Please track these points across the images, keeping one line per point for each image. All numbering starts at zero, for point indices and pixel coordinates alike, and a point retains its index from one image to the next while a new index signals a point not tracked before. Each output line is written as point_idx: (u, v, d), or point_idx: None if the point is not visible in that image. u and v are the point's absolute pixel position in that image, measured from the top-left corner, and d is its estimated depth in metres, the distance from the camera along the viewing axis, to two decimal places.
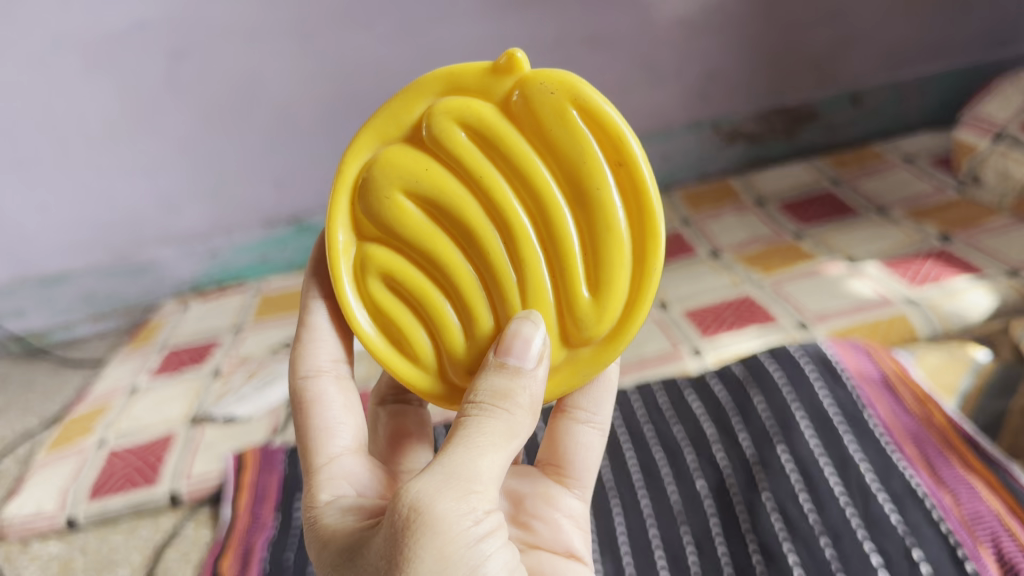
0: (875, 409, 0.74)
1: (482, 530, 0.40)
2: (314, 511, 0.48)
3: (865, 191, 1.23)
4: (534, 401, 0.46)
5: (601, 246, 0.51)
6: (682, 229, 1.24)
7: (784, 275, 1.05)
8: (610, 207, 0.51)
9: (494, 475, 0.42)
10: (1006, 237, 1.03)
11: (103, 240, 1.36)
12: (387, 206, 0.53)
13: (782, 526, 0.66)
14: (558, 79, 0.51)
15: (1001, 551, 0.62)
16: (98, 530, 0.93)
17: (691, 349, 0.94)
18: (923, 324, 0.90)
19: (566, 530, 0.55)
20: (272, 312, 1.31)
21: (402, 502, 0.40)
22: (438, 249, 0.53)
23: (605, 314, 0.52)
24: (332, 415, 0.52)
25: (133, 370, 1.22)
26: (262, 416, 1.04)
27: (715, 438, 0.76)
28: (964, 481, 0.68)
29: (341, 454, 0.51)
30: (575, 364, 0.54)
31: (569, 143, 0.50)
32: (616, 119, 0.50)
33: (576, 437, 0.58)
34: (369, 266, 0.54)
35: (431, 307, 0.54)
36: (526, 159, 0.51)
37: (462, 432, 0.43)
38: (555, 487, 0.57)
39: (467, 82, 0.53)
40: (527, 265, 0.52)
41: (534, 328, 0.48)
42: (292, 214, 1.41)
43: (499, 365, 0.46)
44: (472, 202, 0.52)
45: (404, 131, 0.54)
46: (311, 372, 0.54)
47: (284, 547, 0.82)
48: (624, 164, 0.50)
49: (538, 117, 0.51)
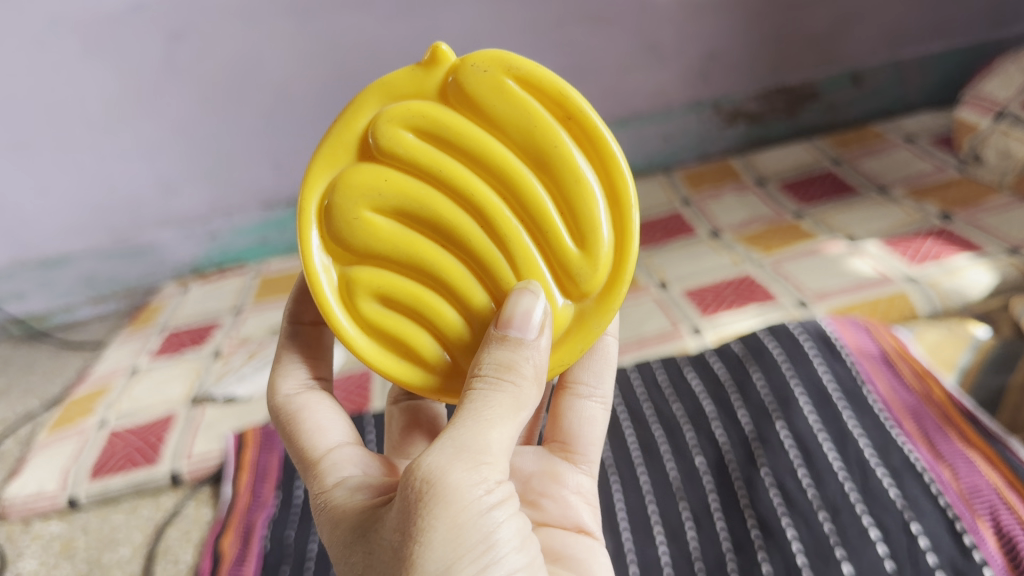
0: (875, 385, 0.74)
1: (493, 500, 0.40)
2: (324, 494, 0.47)
3: (866, 170, 1.23)
4: (539, 370, 0.46)
5: (575, 199, 0.52)
6: (683, 209, 1.24)
7: (785, 254, 1.05)
8: (572, 161, 0.51)
9: (504, 447, 0.42)
10: (1005, 215, 1.03)
11: (103, 222, 1.37)
12: (357, 225, 0.52)
13: (781, 502, 0.66)
14: (487, 58, 0.52)
15: (999, 524, 0.62)
16: (99, 510, 0.93)
17: (692, 328, 0.94)
18: (923, 302, 0.90)
19: (575, 505, 0.55)
20: (273, 292, 1.31)
21: (414, 476, 0.40)
22: (418, 250, 0.53)
23: (598, 262, 0.52)
24: (322, 416, 0.53)
25: (133, 351, 1.22)
26: (262, 396, 1.04)
27: (714, 417, 0.76)
28: (963, 454, 0.68)
29: (339, 445, 0.51)
30: (585, 318, 0.53)
31: (515, 113, 0.51)
32: (552, 77, 0.51)
33: (579, 411, 0.58)
34: (357, 288, 0.53)
35: (428, 307, 0.53)
36: (482, 143, 0.51)
37: (469, 405, 0.43)
38: (562, 464, 0.57)
39: (400, 89, 0.53)
40: (511, 241, 0.52)
41: (534, 299, 0.47)
42: (292, 195, 1.41)
43: (501, 337, 0.46)
44: (439, 198, 0.52)
45: (354, 152, 0.54)
46: (291, 392, 0.55)
47: (285, 524, 0.83)
48: (573, 116, 0.52)
49: (476, 96, 0.52)
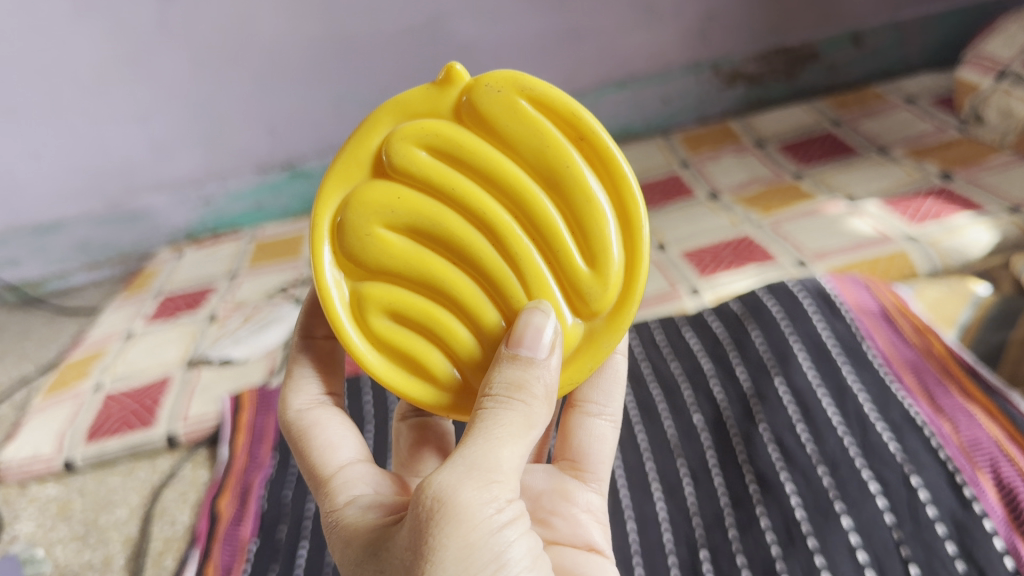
0: (875, 341, 0.73)
1: (505, 518, 0.39)
2: (334, 513, 0.45)
3: (866, 131, 1.22)
4: (550, 390, 0.44)
5: (585, 218, 0.51)
6: (681, 171, 1.23)
7: (784, 214, 1.04)
8: (584, 180, 0.50)
9: (515, 465, 0.41)
10: (1006, 174, 1.02)
11: (97, 188, 1.36)
12: (370, 241, 0.51)
13: (779, 457, 0.66)
14: (500, 78, 0.51)
15: (999, 476, 0.60)
16: (95, 472, 0.93)
17: (689, 289, 0.94)
18: (923, 261, 0.89)
19: (585, 523, 0.52)
20: (267, 258, 1.30)
21: (425, 495, 0.38)
22: (430, 267, 0.51)
23: (608, 281, 0.51)
24: (333, 432, 0.51)
25: (129, 316, 1.21)
26: (259, 358, 1.04)
27: (712, 374, 0.76)
28: (964, 408, 0.66)
29: (351, 462, 0.49)
30: (594, 336, 0.52)
31: (528, 133, 0.51)
32: (565, 98, 0.51)
33: (589, 429, 0.56)
34: (368, 304, 0.52)
35: (438, 325, 0.52)
36: (495, 161, 0.51)
37: (480, 424, 0.41)
38: (572, 482, 0.55)
39: (414, 107, 0.53)
40: (522, 260, 0.51)
41: (545, 317, 0.47)
42: (285, 159, 1.39)
43: (511, 356, 0.45)
44: (451, 216, 0.51)
45: (368, 170, 0.53)
46: (303, 407, 0.53)
47: (283, 484, 0.83)
48: (585, 137, 0.51)
49: (489, 116, 0.51)
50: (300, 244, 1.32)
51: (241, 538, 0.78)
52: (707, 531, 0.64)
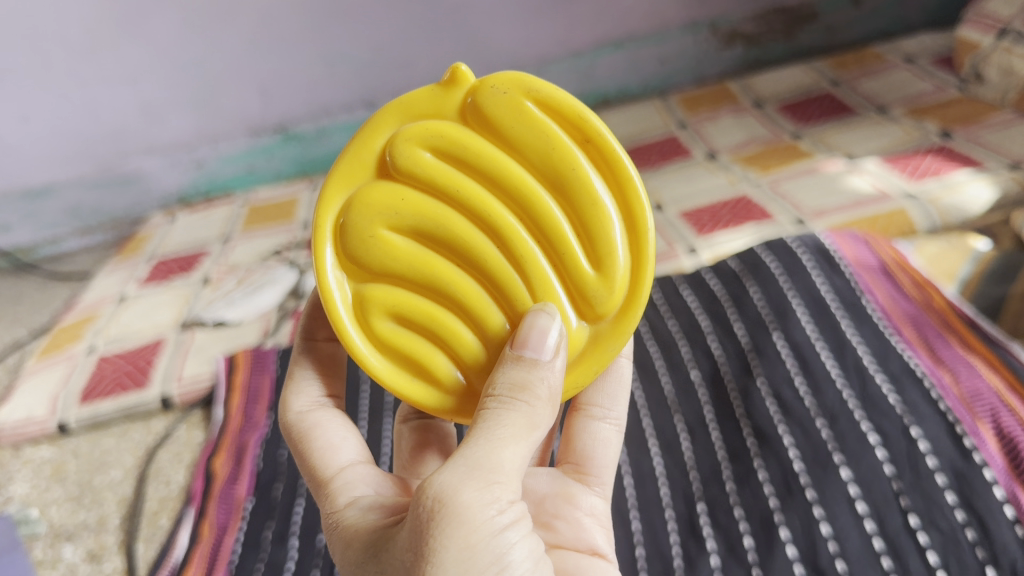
0: (873, 295, 0.72)
1: (507, 519, 0.38)
2: (334, 515, 0.44)
3: (865, 91, 1.20)
4: (555, 392, 0.43)
5: (591, 221, 0.50)
6: (679, 132, 1.22)
7: (783, 174, 1.03)
8: (590, 183, 0.50)
9: (518, 466, 0.40)
10: (1007, 132, 1.01)
11: (88, 152, 1.34)
12: (373, 244, 0.50)
13: (777, 410, 0.65)
14: (506, 80, 0.50)
15: (1000, 426, 0.60)
16: (90, 434, 0.93)
17: (687, 248, 0.93)
18: (922, 218, 0.88)
19: (589, 527, 0.51)
20: (260, 221, 1.29)
21: (426, 495, 0.37)
22: (435, 270, 0.50)
23: (615, 284, 0.50)
24: (333, 433, 0.50)
25: (122, 279, 1.20)
26: (253, 320, 1.03)
27: (709, 330, 0.76)
28: (964, 359, 0.66)
29: (352, 463, 0.48)
30: (599, 340, 0.51)
31: (534, 135, 0.49)
32: (572, 100, 0.50)
33: (593, 433, 0.55)
34: (370, 306, 0.51)
35: (443, 328, 0.50)
36: (500, 164, 0.49)
37: (483, 424, 0.41)
38: (575, 485, 0.53)
39: (418, 108, 0.51)
40: (527, 263, 0.49)
41: (551, 320, 0.46)
42: (277, 122, 1.37)
43: (516, 357, 0.44)
44: (456, 217, 0.50)
45: (372, 171, 0.52)
46: (303, 408, 0.52)
47: (279, 443, 0.83)
48: (592, 140, 0.50)
49: (494, 118, 0.50)
50: (293, 207, 1.31)
51: (236, 498, 0.78)
52: (704, 485, 0.64)
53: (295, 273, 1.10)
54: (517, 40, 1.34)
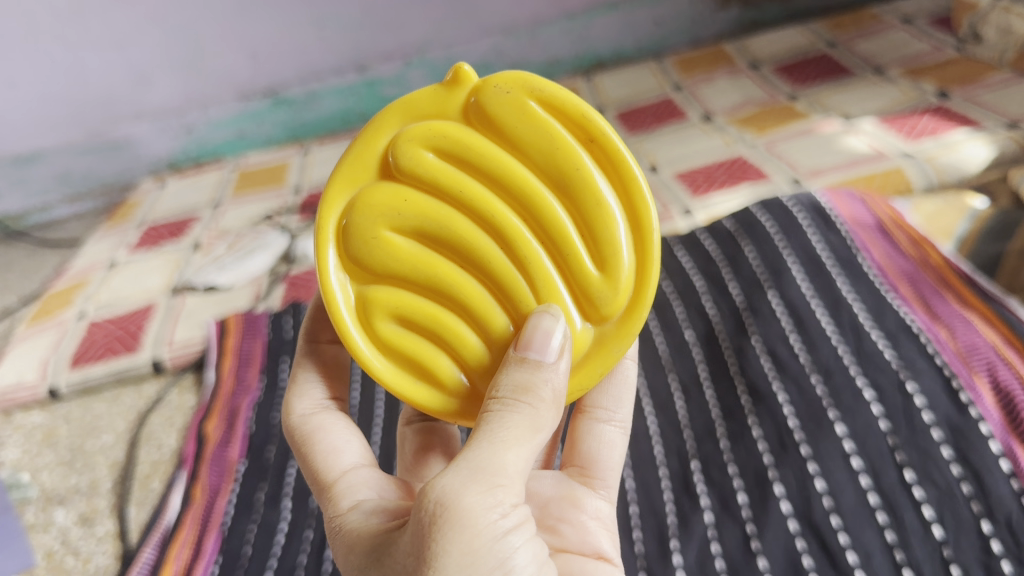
0: (869, 252, 0.72)
1: (510, 523, 0.37)
2: (337, 519, 0.42)
3: (862, 52, 1.19)
4: (559, 394, 0.42)
5: (596, 222, 0.47)
6: (674, 94, 1.21)
7: (778, 134, 1.02)
8: (594, 184, 0.47)
9: (521, 468, 0.38)
10: (1005, 91, 1.00)
11: (76, 118, 1.33)
12: (376, 245, 0.48)
13: (771, 367, 0.65)
14: (510, 79, 0.48)
15: (996, 380, 0.59)
16: (81, 399, 0.92)
17: (681, 209, 0.92)
18: (919, 177, 0.88)
19: (594, 531, 0.49)
20: (251, 186, 1.28)
21: (428, 498, 0.36)
22: (438, 271, 0.48)
23: (619, 284, 0.48)
24: (337, 437, 0.48)
25: (112, 245, 1.19)
26: (244, 284, 1.02)
27: (704, 289, 0.76)
28: (960, 314, 0.65)
29: (356, 466, 0.46)
30: (604, 341, 0.49)
31: (537, 136, 0.47)
32: (576, 99, 0.47)
33: (598, 436, 0.54)
34: (374, 308, 0.49)
35: (446, 329, 0.48)
36: (504, 165, 0.47)
37: (486, 427, 0.39)
38: (581, 488, 0.52)
39: (422, 109, 0.49)
40: (531, 264, 0.47)
41: (555, 321, 0.44)
42: (268, 86, 1.35)
43: (519, 359, 0.42)
44: (459, 218, 0.48)
45: (376, 172, 0.50)
46: (307, 412, 0.50)
47: (271, 407, 0.82)
48: (596, 139, 0.47)
49: (495, 118, 0.47)
50: (284, 172, 1.30)
51: (228, 460, 0.78)
52: (698, 442, 0.64)
53: (287, 237, 1.08)
54: (510, 2, 1.32)
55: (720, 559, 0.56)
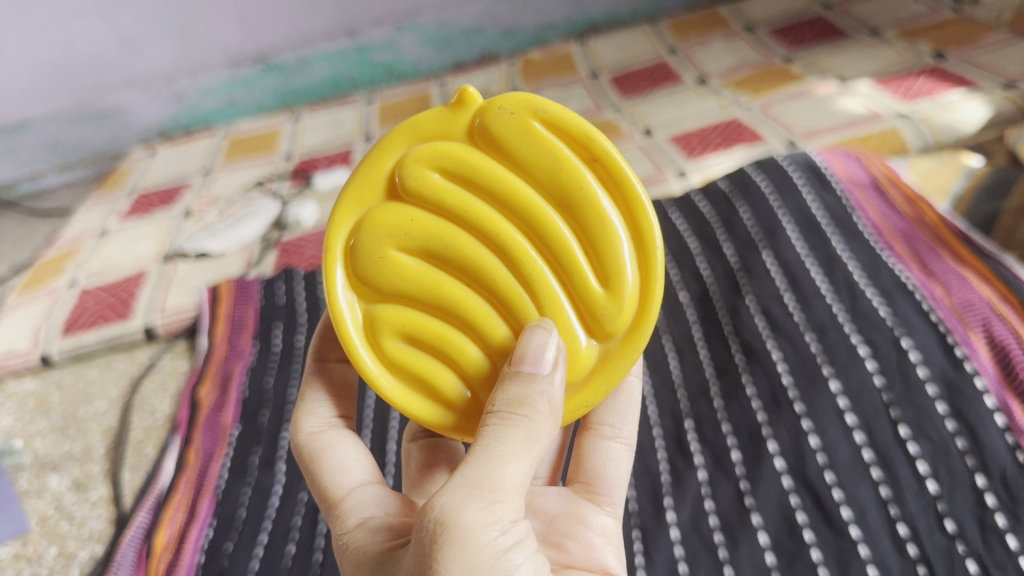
0: (864, 211, 0.71)
1: (510, 541, 0.35)
2: (344, 538, 0.40)
3: (857, 14, 1.18)
4: (555, 407, 0.40)
5: (599, 239, 0.46)
6: (669, 58, 1.20)
7: (774, 97, 1.02)
8: (598, 203, 0.46)
9: (521, 483, 0.37)
10: (1001, 51, 0.99)
11: (64, 85, 1.31)
12: (383, 265, 0.47)
13: (765, 326, 0.65)
14: (514, 99, 0.47)
15: (992, 336, 0.58)
16: (73, 366, 0.91)
17: (676, 172, 0.92)
18: (914, 137, 0.87)
19: (600, 547, 0.48)
20: (241, 154, 1.27)
21: (428, 517, 0.35)
22: (444, 290, 0.47)
23: (624, 301, 0.46)
24: (344, 454, 0.46)
25: (103, 214, 1.18)
26: (236, 251, 1.01)
27: (698, 251, 0.75)
28: (956, 272, 0.64)
29: (363, 484, 0.44)
30: (608, 357, 0.48)
31: (541, 156, 0.46)
32: (579, 119, 0.46)
33: (603, 453, 0.52)
34: (381, 327, 0.47)
35: (453, 347, 0.47)
36: (509, 184, 0.46)
37: (482, 442, 0.38)
38: (586, 505, 0.50)
39: (428, 130, 0.48)
40: (535, 281, 0.46)
41: (549, 333, 0.43)
42: (257, 52, 1.34)
43: (513, 373, 0.41)
44: (466, 238, 0.47)
45: (383, 193, 0.48)
46: (314, 429, 0.48)
47: (264, 371, 0.82)
48: (598, 159, 0.46)
49: (501, 139, 0.46)
50: (275, 139, 1.29)
51: (222, 425, 0.77)
52: (692, 402, 0.65)
53: (278, 204, 1.08)
54: None
55: (714, 516, 0.56)
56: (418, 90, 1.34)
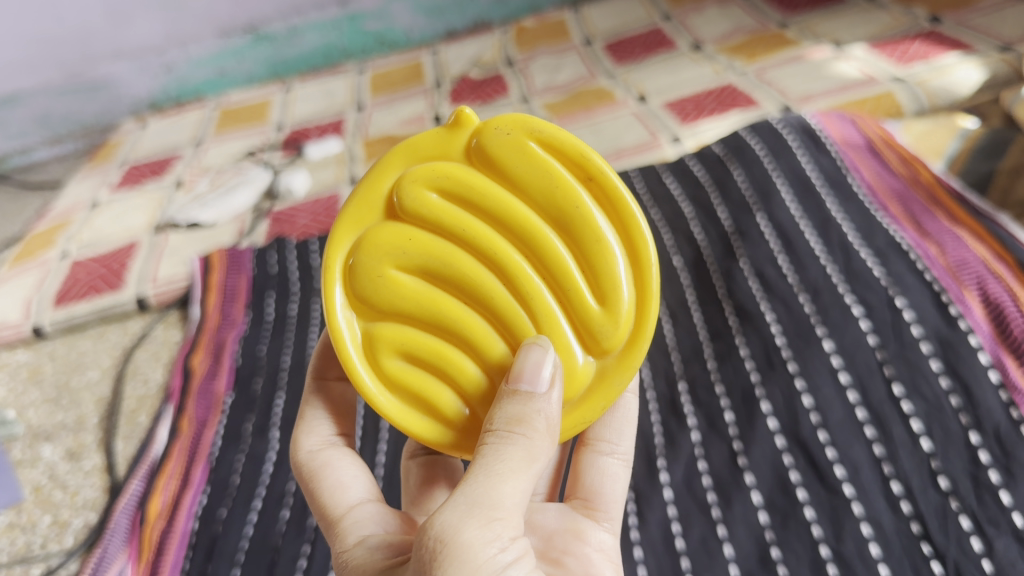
0: (859, 173, 0.71)
1: (510, 557, 0.34)
2: (342, 556, 0.40)
3: None
4: (553, 425, 0.40)
5: (596, 258, 0.46)
6: (663, 24, 1.19)
7: (769, 62, 1.01)
8: (594, 221, 0.45)
9: (520, 502, 0.36)
10: (998, 14, 0.98)
11: (53, 57, 1.30)
12: (382, 284, 0.46)
13: (759, 288, 0.65)
14: (510, 120, 0.47)
15: (986, 293, 0.58)
16: (65, 337, 0.91)
17: (670, 137, 0.91)
18: (910, 101, 0.87)
19: (599, 563, 0.46)
20: (232, 125, 1.26)
21: (427, 535, 0.34)
22: (443, 308, 0.46)
23: (620, 318, 0.46)
24: (343, 472, 0.45)
25: (94, 186, 1.17)
26: (228, 222, 1.01)
27: (692, 216, 0.75)
28: (950, 231, 0.64)
29: (363, 501, 0.43)
30: (605, 375, 0.47)
31: (538, 176, 0.46)
32: (575, 139, 0.46)
33: (600, 469, 0.52)
34: (380, 345, 0.47)
35: (451, 365, 0.46)
36: (505, 204, 0.46)
37: (481, 461, 0.37)
38: (584, 521, 0.49)
39: (425, 150, 0.48)
40: (533, 300, 0.45)
41: (544, 351, 0.42)
42: (247, 22, 1.32)
43: (511, 392, 0.40)
44: (464, 257, 0.46)
45: (382, 213, 0.48)
46: (314, 448, 0.47)
47: (258, 339, 0.82)
48: (594, 178, 0.46)
49: (498, 159, 0.46)
50: (267, 109, 1.28)
51: (215, 392, 0.77)
52: (685, 364, 0.65)
53: (270, 173, 1.07)
54: None
55: (707, 477, 0.56)
56: (411, 59, 1.33)
